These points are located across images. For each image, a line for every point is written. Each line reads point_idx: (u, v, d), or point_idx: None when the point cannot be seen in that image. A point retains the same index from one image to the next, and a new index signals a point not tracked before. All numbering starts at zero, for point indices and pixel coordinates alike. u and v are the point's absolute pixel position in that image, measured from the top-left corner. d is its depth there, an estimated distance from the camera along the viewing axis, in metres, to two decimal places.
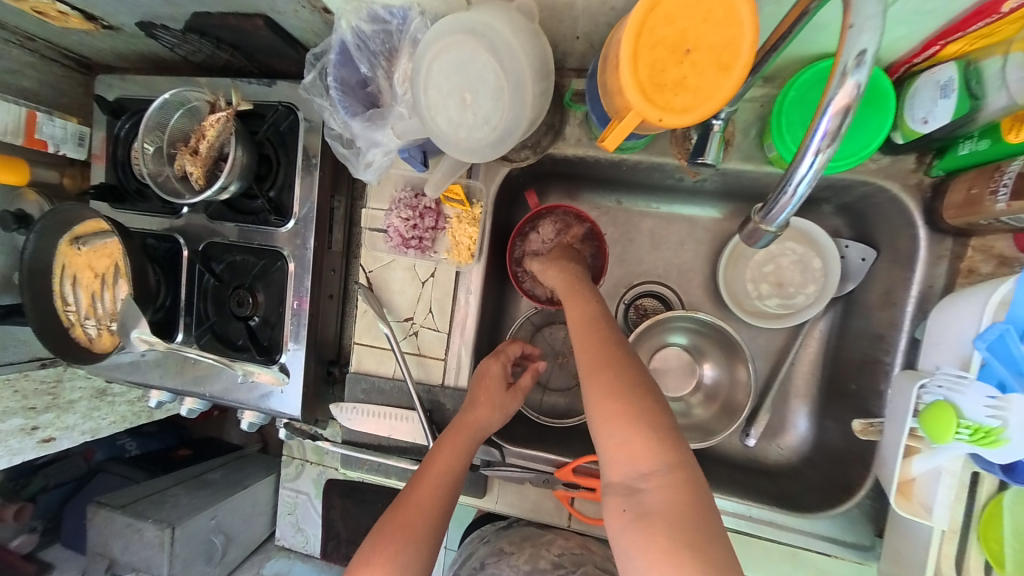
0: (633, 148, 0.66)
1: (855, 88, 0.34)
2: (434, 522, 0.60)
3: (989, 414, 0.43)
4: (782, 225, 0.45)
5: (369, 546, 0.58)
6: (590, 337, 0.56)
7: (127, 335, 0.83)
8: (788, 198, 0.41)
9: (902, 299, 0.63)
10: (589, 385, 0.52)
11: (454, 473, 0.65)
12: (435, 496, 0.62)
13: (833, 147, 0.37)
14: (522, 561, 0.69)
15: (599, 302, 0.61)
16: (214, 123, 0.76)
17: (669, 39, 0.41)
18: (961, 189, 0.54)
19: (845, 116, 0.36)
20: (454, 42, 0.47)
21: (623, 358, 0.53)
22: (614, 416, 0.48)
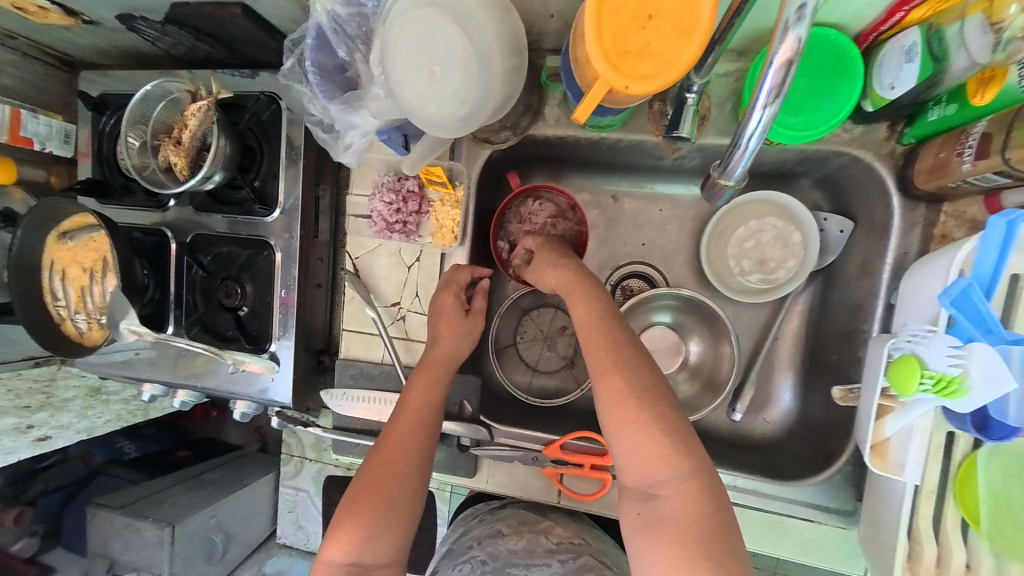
0: (610, 126, 0.67)
1: (796, 42, 0.35)
2: (417, 457, 0.62)
3: (951, 364, 0.44)
4: (740, 180, 0.48)
5: (352, 493, 0.59)
6: (595, 336, 0.55)
7: (116, 327, 0.83)
8: (741, 152, 0.44)
9: (878, 268, 0.64)
10: (601, 389, 0.52)
11: (429, 407, 0.66)
12: (412, 433, 0.63)
13: (778, 101, 0.38)
14: (519, 544, 0.69)
15: (603, 298, 0.59)
16: (196, 112, 0.76)
17: (632, 6, 0.42)
18: (931, 155, 0.55)
19: (788, 70, 0.36)
20: (422, 17, 0.48)
21: (631, 359, 0.53)
22: (626, 423, 0.49)
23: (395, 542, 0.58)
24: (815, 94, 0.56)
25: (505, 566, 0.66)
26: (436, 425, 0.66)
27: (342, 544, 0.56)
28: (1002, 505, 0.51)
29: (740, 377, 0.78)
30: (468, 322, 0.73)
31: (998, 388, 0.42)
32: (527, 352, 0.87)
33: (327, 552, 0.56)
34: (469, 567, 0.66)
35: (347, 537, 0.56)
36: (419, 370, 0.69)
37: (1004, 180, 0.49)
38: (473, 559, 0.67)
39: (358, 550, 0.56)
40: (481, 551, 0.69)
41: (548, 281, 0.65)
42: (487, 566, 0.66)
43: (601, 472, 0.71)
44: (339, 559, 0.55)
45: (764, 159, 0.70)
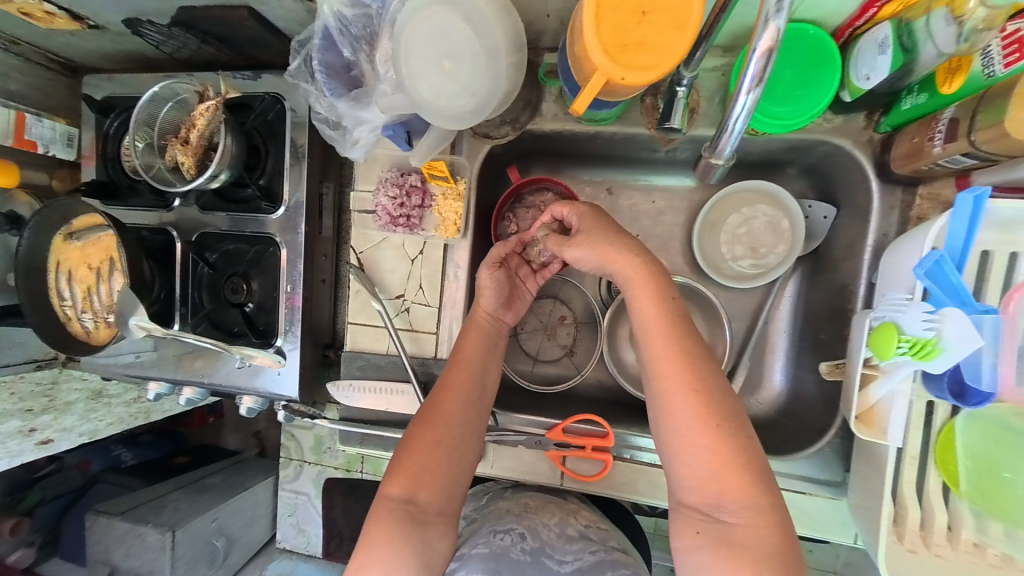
0: (605, 119, 0.70)
1: (777, 31, 0.38)
2: (468, 409, 0.65)
3: (926, 329, 0.48)
4: (730, 158, 0.51)
5: (409, 439, 0.62)
6: (671, 353, 0.57)
7: (125, 324, 0.82)
8: (729, 135, 0.47)
9: (861, 249, 0.68)
10: (673, 412, 0.56)
11: (482, 363, 0.69)
12: (465, 387, 0.66)
13: (761, 87, 0.41)
14: (551, 521, 0.71)
15: (677, 307, 0.60)
16: (204, 112, 0.78)
17: (628, 2, 0.45)
18: (906, 140, 0.59)
19: (770, 58, 0.39)
20: (431, 14, 0.51)
21: (711, 384, 0.56)
22: (704, 450, 0.53)
23: (447, 488, 0.61)
24: (799, 85, 0.59)
25: (541, 551, 0.64)
26: (486, 380, 0.69)
27: (405, 484, 0.59)
28: (980, 465, 0.54)
29: (734, 360, 0.81)
30: (488, 272, 0.72)
31: (968, 346, 0.45)
32: (529, 342, 0.89)
33: (388, 487, 0.59)
34: (510, 538, 0.64)
35: (408, 477, 0.59)
36: (467, 327, 0.72)
37: (973, 160, 0.53)
38: (512, 531, 0.66)
39: (415, 488, 0.59)
40: (519, 525, 0.67)
41: (609, 263, 0.63)
42: (527, 543, 0.64)
43: (603, 452, 0.73)
44: (398, 498, 0.58)
45: (752, 149, 0.74)
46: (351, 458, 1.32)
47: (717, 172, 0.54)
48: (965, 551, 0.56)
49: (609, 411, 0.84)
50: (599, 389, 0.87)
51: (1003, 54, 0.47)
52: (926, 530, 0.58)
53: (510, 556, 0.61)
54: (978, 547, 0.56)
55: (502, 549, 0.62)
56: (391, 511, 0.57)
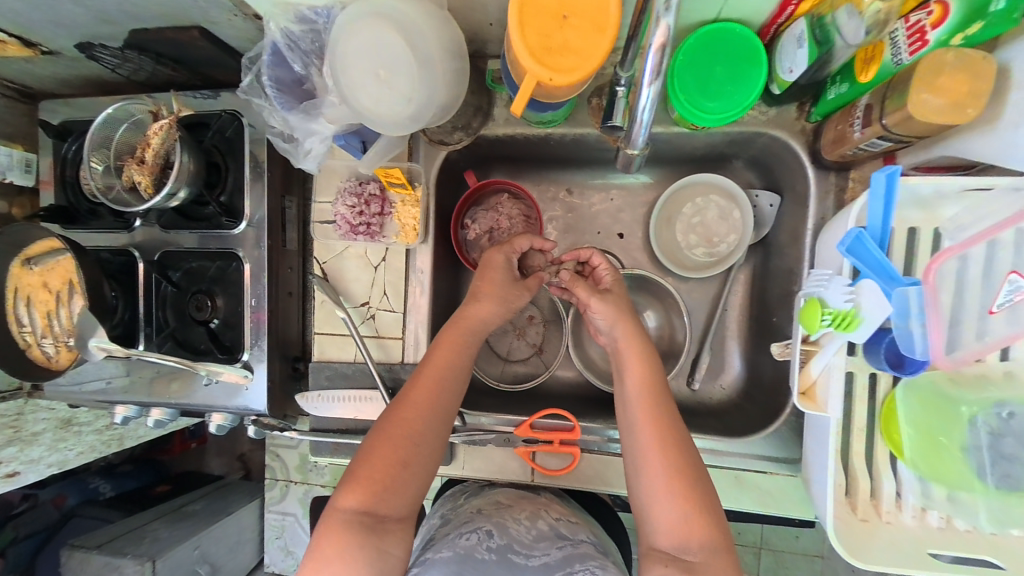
0: (553, 121, 0.73)
1: (667, 28, 0.40)
2: (434, 418, 0.64)
3: (846, 300, 0.53)
4: (643, 147, 0.54)
5: (368, 447, 0.62)
6: (652, 410, 0.61)
7: (84, 345, 0.82)
8: (639, 125, 0.50)
9: (803, 233, 0.71)
10: (648, 462, 0.58)
11: (449, 373, 0.67)
12: (432, 399, 0.65)
13: (660, 80, 0.44)
14: (522, 515, 0.71)
15: (659, 372, 0.65)
16: (158, 131, 0.79)
17: (551, 8, 0.47)
18: (833, 127, 0.62)
19: (664, 53, 0.42)
20: (366, 26, 0.52)
21: (684, 440, 0.59)
22: (674, 496, 0.56)
23: (410, 498, 0.61)
24: (729, 81, 0.62)
25: (509, 548, 0.65)
26: (457, 390, 0.68)
27: (358, 496, 0.58)
28: (924, 435, 0.56)
29: (696, 349, 0.84)
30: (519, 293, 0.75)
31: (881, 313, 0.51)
32: (499, 343, 0.90)
33: (342, 499, 0.59)
34: (476, 537, 0.65)
35: (365, 490, 0.58)
36: (444, 331, 0.71)
37: (888, 143, 0.57)
38: (479, 530, 0.67)
39: (371, 501, 0.58)
40: (487, 524, 0.68)
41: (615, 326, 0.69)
42: (493, 541, 0.65)
43: (570, 445, 0.74)
44: (353, 509, 0.58)
45: (697, 144, 0.77)
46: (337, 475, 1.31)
47: (637, 162, 0.58)
48: (913, 516, 0.58)
49: (578, 406, 0.86)
50: (568, 384, 0.88)
51: (906, 43, 0.50)
52: (877, 499, 0.60)
53: (474, 557, 0.62)
54: (921, 509, 0.58)
55: (468, 550, 0.63)
56: (345, 523, 0.57)
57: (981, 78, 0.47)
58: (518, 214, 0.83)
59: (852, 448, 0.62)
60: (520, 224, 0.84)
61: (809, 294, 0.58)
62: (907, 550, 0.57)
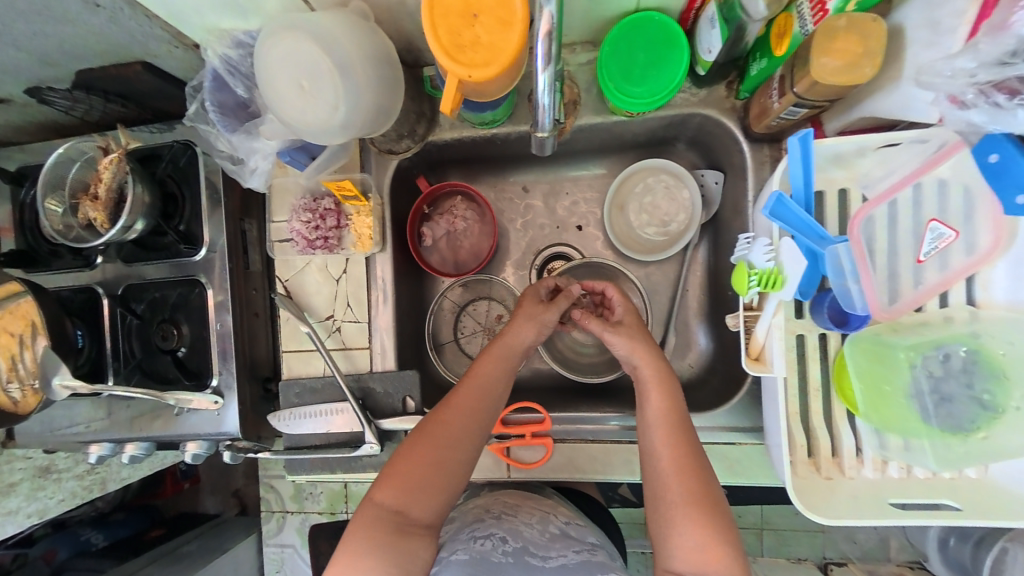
0: (495, 121, 0.75)
1: (550, 16, 0.41)
2: (473, 433, 0.64)
3: (768, 259, 0.58)
4: (551, 129, 0.55)
5: (406, 449, 0.62)
6: (675, 438, 0.61)
7: (48, 384, 0.80)
8: (541, 108, 0.52)
9: (744, 206, 0.74)
10: (669, 483, 0.59)
11: (488, 406, 0.66)
12: (473, 423, 0.64)
13: (552, 66, 0.45)
14: (532, 520, 0.70)
15: (681, 400, 0.65)
16: (108, 165, 0.80)
17: (457, 6, 0.49)
18: (756, 102, 0.65)
19: (552, 40, 0.43)
20: (284, 40, 0.54)
21: (701, 471, 0.60)
22: (693, 523, 0.56)
23: (439, 506, 0.61)
24: (650, 65, 0.64)
25: (524, 550, 0.63)
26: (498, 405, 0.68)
27: (392, 492, 0.59)
28: (870, 385, 0.57)
29: (661, 331, 0.86)
30: (544, 308, 0.74)
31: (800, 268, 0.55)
32: (469, 344, 0.92)
33: (378, 494, 0.60)
34: (490, 543, 0.63)
35: (400, 489, 0.59)
36: (488, 348, 0.72)
37: (805, 109, 0.59)
38: (493, 536, 0.65)
39: (405, 501, 0.59)
40: (500, 529, 0.66)
41: (635, 354, 0.69)
42: (508, 544, 0.63)
43: (542, 437, 0.76)
44: (386, 506, 0.59)
45: (637, 130, 0.79)
46: (333, 499, 1.27)
47: (548, 145, 0.60)
48: (874, 468, 0.60)
49: (551, 397, 0.86)
50: (540, 379, 0.89)
51: (811, 15, 0.53)
52: (838, 456, 0.62)
53: (490, 559, 0.60)
54: (882, 461, 0.60)
55: (483, 554, 0.61)
56: (379, 519, 0.58)
57: (873, 40, 0.51)
58: (470, 212, 0.87)
59: (807, 409, 0.63)
60: (474, 223, 0.87)
61: (739, 259, 0.64)
62: (869, 502, 0.59)
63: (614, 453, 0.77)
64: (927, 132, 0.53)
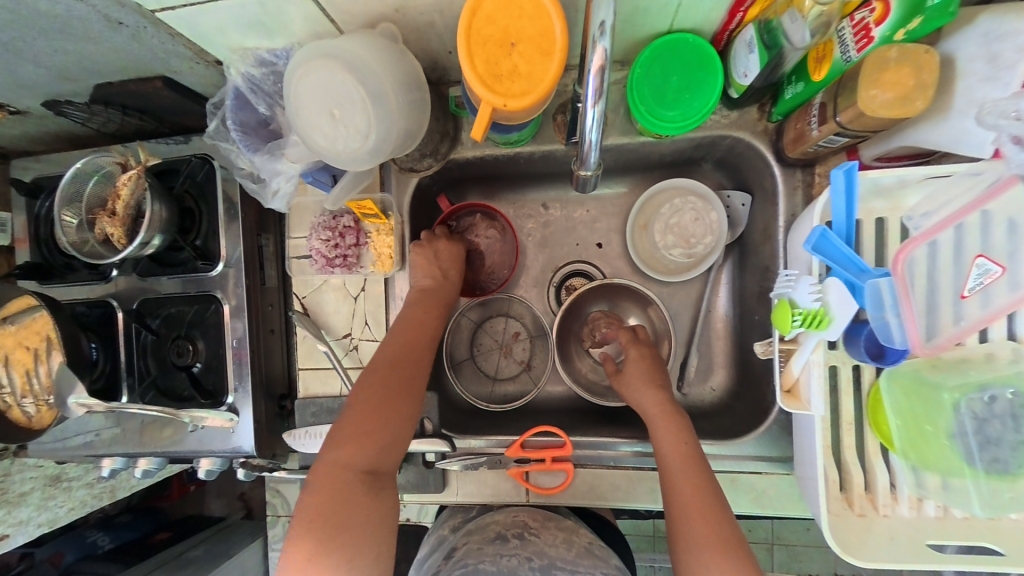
0: (520, 141, 0.74)
1: (603, 52, 0.41)
2: (415, 374, 0.68)
3: (814, 299, 0.56)
4: (595, 167, 0.54)
5: (351, 411, 0.64)
6: (688, 476, 0.61)
7: (64, 403, 0.81)
8: (588, 145, 0.51)
9: (775, 230, 0.72)
10: (687, 521, 0.58)
11: (422, 345, 0.72)
12: (412, 362, 0.69)
13: (603, 101, 0.45)
14: (557, 540, 0.69)
15: (692, 439, 0.65)
16: (126, 181, 0.79)
17: (495, 36, 0.48)
18: (793, 126, 0.63)
19: (604, 75, 0.42)
20: (316, 66, 0.54)
21: (717, 509, 0.58)
22: (715, 565, 0.54)
23: (402, 451, 0.64)
24: (685, 90, 0.63)
25: (551, 567, 0.63)
26: (431, 352, 0.73)
27: (352, 452, 0.60)
28: (910, 423, 0.56)
29: (683, 354, 0.84)
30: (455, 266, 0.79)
31: (847, 311, 0.54)
32: (486, 362, 0.90)
33: (338, 457, 0.60)
34: (517, 560, 0.64)
35: (357, 449, 0.60)
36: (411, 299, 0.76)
37: (845, 139, 0.58)
38: (518, 554, 0.65)
39: (367, 456, 0.61)
40: (526, 550, 0.65)
41: (642, 394, 0.72)
42: (535, 562, 0.63)
43: (562, 462, 0.74)
44: (349, 467, 0.59)
45: (664, 151, 0.78)
46: None
47: (591, 183, 0.59)
48: (909, 507, 0.59)
49: (571, 420, 0.85)
50: (559, 400, 0.88)
51: (854, 41, 0.51)
52: (872, 492, 0.60)
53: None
54: (918, 499, 0.58)
55: (511, 570, 0.62)
56: (348, 480, 0.58)
57: (925, 71, 0.49)
58: (492, 231, 0.86)
59: (841, 443, 0.62)
60: (496, 241, 0.86)
61: (780, 296, 0.62)
62: (904, 540, 0.58)
63: (637, 481, 0.76)
64: (982, 165, 0.50)
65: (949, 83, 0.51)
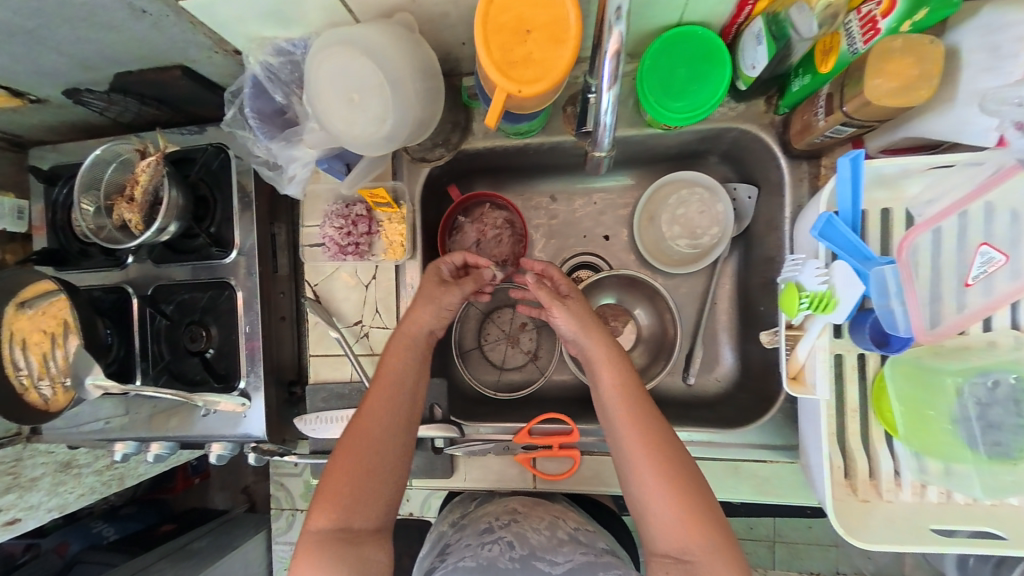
0: (530, 131, 0.75)
1: (619, 37, 0.42)
2: (390, 428, 0.63)
3: (821, 282, 0.58)
4: (609, 149, 0.55)
5: (328, 470, 0.61)
6: (635, 417, 0.60)
7: (81, 384, 0.82)
8: (603, 129, 0.52)
9: (780, 221, 0.73)
10: (637, 466, 0.58)
11: (400, 395, 0.66)
12: (387, 415, 0.64)
13: (617, 86, 0.46)
14: (541, 525, 0.70)
15: (631, 372, 0.64)
16: (145, 167, 0.81)
17: (510, 23, 0.50)
18: (799, 118, 0.65)
19: (619, 59, 0.44)
20: (337, 52, 0.55)
21: (666, 442, 0.59)
22: (665, 501, 0.56)
23: (382, 507, 0.61)
24: (693, 81, 0.64)
25: (531, 556, 0.63)
26: (411, 403, 0.66)
27: (326, 515, 0.59)
28: (913, 411, 0.57)
29: (688, 345, 0.85)
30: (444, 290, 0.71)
31: (854, 293, 0.55)
32: (493, 352, 0.91)
33: (313, 520, 0.59)
34: (497, 548, 0.64)
35: (331, 512, 0.59)
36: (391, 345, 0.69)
37: (852, 129, 0.59)
38: (500, 540, 0.65)
39: (342, 517, 0.59)
40: (508, 533, 0.67)
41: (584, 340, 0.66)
42: (515, 550, 0.63)
43: (569, 449, 0.75)
44: (324, 530, 0.58)
45: (671, 143, 0.79)
46: None
47: (604, 165, 0.60)
48: (912, 493, 0.60)
49: (576, 409, 0.86)
50: (564, 389, 0.89)
51: (860, 33, 0.52)
52: (876, 478, 0.61)
53: (496, 566, 0.61)
54: (921, 485, 0.59)
55: (490, 560, 0.62)
56: (323, 542, 0.57)
57: (931, 60, 0.50)
58: (501, 221, 0.86)
59: (844, 429, 0.63)
60: (506, 232, 0.86)
61: (787, 280, 0.64)
62: (908, 525, 0.59)
63: None
64: (981, 155, 0.52)
65: (954, 74, 0.52)
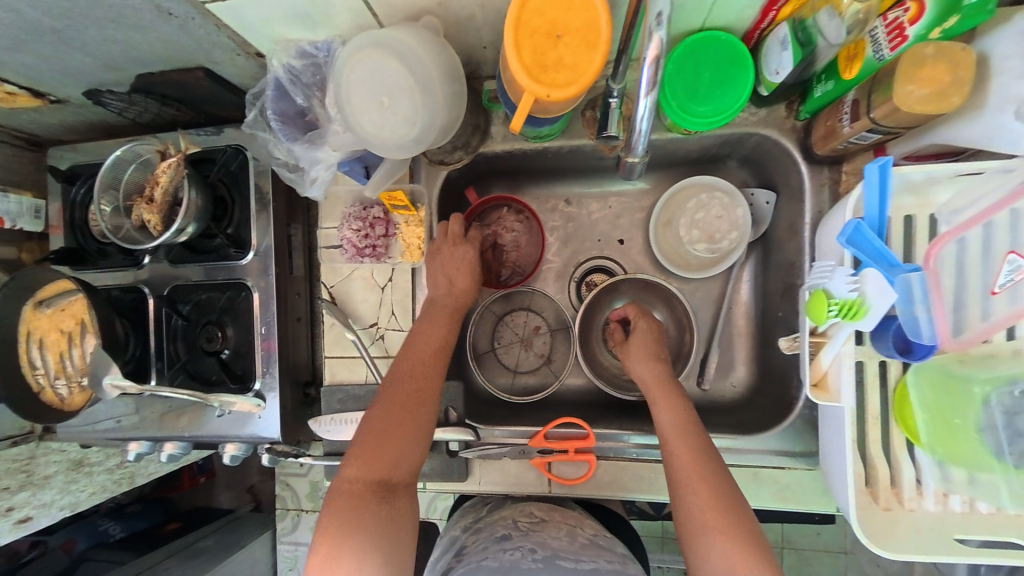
0: (551, 135, 0.75)
1: (659, 42, 0.42)
2: (423, 386, 0.69)
3: (851, 289, 0.57)
4: (642, 156, 0.57)
5: (365, 425, 0.65)
6: (686, 444, 0.62)
7: (99, 384, 0.83)
8: (638, 134, 0.53)
9: (801, 227, 0.73)
10: (687, 491, 0.59)
11: (433, 357, 0.72)
12: (420, 374, 0.70)
13: (655, 91, 0.46)
14: (559, 533, 0.69)
15: (687, 409, 0.67)
16: (166, 168, 0.81)
17: (543, 27, 0.50)
18: (823, 123, 0.65)
19: (659, 64, 0.44)
20: (368, 55, 0.56)
21: (718, 474, 0.59)
22: (715, 532, 0.55)
23: (412, 461, 0.64)
24: (717, 85, 0.64)
25: (555, 557, 0.62)
26: (440, 366, 0.73)
27: (364, 466, 0.61)
28: (937, 417, 0.57)
29: (704, 350, 0.85)
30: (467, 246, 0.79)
31: (886, 299, 0.54)
32: (507, 355, 0.91)
33: (350, 471, 0.61)
34: (519, 551, 0.63)
35: (370, 462, 0.62)
36: (425, 313, 0.77)
37: (877, 135, 0.59)
38: (522, 545, 0.64)
39: (380, 468, 0.61)
40: (528, 541, 0.66)
41: (641, 370, 0.74)
42: (537, 553, 0.63)
43: (586, 453, 0.75)
44: (360, 480, 0.60)
45: (691, 147, 0.79)
46: None
47: (637, 170, 0.61)
48: (935, 501, 0.59)
49: (591, 413, 0.86)
50: (580, 392, 0.89)
51: (888, 40, 0.53)
52: (898, 486, 0.60)
53: (520, 566, 0.60)
54: (944, 494, 0.59)
55: (513, 563, 0.61)
56: (360, 493, 0.59)
57: (963, 69, 0.50)
58: (519, 223, 0.87)
59: (866, 435, 0.63)
60: (522, 236, 0.87)
61: (813, 287, 0.63)
62: (932, 535, 0.58)
63: (660, 473, 0.77)
64: (1012, 163, 0.51)
65: (984, 81, 0.52)
